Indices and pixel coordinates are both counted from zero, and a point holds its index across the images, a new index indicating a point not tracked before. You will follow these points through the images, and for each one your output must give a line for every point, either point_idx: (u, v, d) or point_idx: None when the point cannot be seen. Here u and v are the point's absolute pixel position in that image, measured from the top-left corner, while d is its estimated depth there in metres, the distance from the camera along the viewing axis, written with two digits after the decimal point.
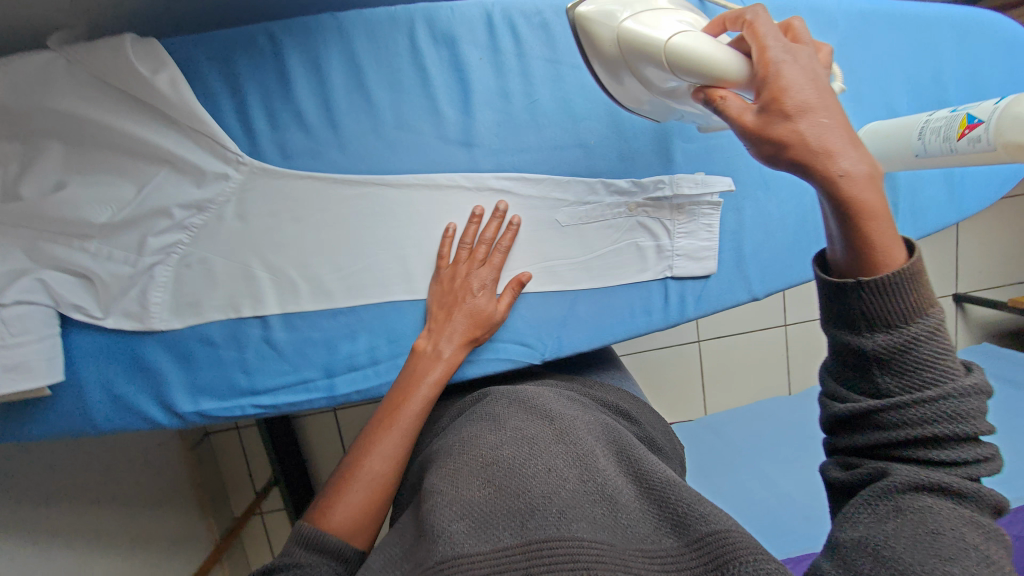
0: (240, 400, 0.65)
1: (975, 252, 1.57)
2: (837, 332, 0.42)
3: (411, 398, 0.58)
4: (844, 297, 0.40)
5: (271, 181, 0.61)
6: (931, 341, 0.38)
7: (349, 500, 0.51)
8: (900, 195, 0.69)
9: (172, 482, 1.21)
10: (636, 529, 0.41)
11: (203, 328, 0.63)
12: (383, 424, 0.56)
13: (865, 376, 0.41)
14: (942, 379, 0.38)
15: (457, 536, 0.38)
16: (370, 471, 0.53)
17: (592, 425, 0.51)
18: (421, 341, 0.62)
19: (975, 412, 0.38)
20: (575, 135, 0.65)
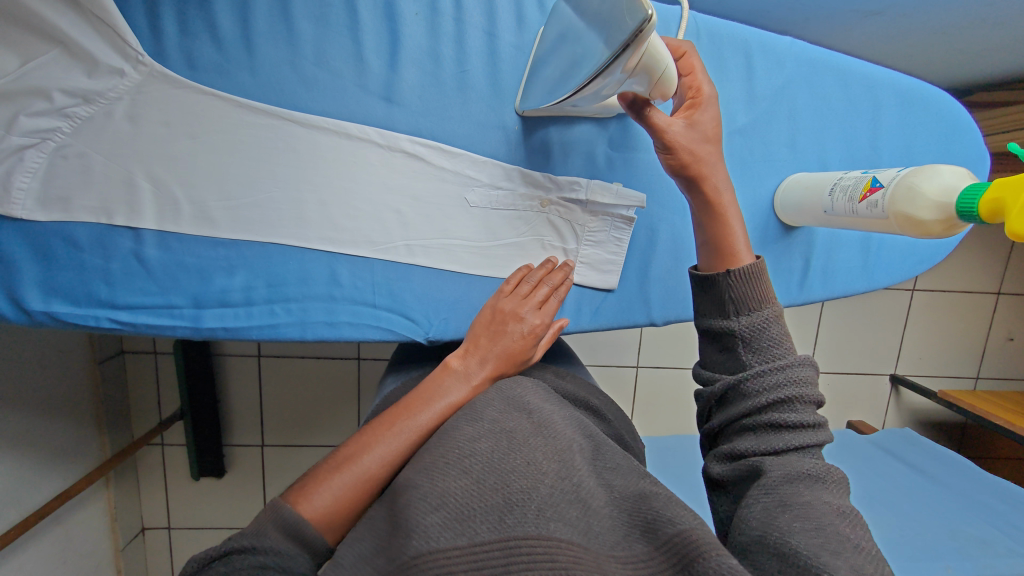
0: (96, 311, 0.62)
1: (919, 337, 1.58)
2: (712, 320, 0.52)
3: (427, 411, 0.54)
4: (718, 288, 0.51)
5: (171, 90, 0.58)
6: (777, 321, 0.50)
7: (331, 488, 0.47)
8: (814, 251, 0.69)
9: (73, 390, 1.15)
10: (606, 536, 0.41)
11: (69, 226, 0.60)
12: (390, 425, 0.52)
13: (732, 356, 0.51)
14: (787, 355, 0.49)
15: (431, 530, 0.37)
16: (366, 468, 0.49)
17: (567, 420, 0.52)
18: (454, 358, 0.59)
19: (809, 379, 0.48)
20: (500, 117, 0.63)
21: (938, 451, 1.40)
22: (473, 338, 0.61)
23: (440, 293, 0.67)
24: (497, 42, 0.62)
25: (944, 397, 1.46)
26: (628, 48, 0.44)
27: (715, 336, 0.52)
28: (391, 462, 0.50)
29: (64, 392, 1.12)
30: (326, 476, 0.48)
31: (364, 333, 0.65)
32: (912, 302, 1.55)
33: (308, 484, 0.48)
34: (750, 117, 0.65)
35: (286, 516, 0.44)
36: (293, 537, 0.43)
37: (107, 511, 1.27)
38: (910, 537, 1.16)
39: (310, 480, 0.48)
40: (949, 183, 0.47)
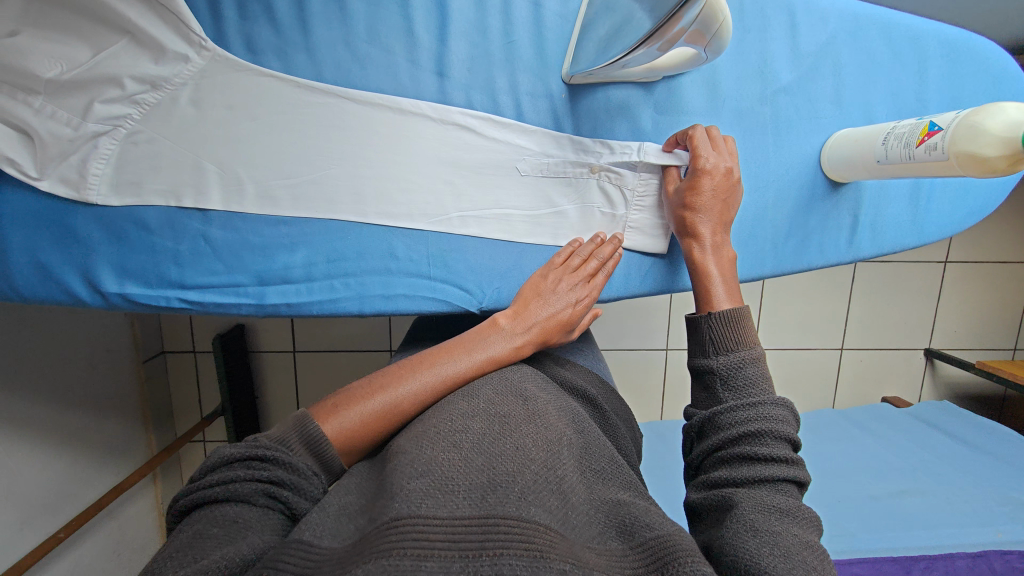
0: (167, 291, 0.64)
1: (955, 310, 1.56)
2: (696, 360, 0.57)
3: (464, 360, 0.57)
4: (698, 330, 0.58)
5: (232, 73, 0.60)
6: (752, 362, 0.54)
7: (360, 410, 0.52)
8: (863, 207, 0.70)
9: (121, 388, 1.19)
10: (583, 530, 0.41)
11: (140, 210, 0.62)
12: (425, 365, 0.56)
13: (713, 394, 0.55)
14: (761, 394, 0.52)
15: (413, 496, 0.38)
16: (397, 400, 0.53)
17: (561, 411, 0.53)
18: (502, 316, 0.61)
19: (783, 418, 0.50)
20: (547, 87, 0.65)
21: (977, 419, 1.39)
22: (517, 301, 0.63)
23: (492, 263, 0.68)
24: (542, 13, 0.63)
25: (982, 368, 1.44)
26: (686, 4, 0.45)
27: (699, 379, 0.57)
28: (421, 400, 0.54)
29: (111, 388, 1.15)
30: (360, 398, 0.53)
31: (420, 305, 0.67)
32: (946, 274, 1.53)
33: (343, 402, 0.53)
34: (794, 75, 0.66)
35: (310, 434, 0.48)
36: (312, 450, 0.48)
37: (156, 505, 1.31)
38: (956, 505, 1.15)
39: (345, 400, 0.53)
40: (1014, 119, 0.46)
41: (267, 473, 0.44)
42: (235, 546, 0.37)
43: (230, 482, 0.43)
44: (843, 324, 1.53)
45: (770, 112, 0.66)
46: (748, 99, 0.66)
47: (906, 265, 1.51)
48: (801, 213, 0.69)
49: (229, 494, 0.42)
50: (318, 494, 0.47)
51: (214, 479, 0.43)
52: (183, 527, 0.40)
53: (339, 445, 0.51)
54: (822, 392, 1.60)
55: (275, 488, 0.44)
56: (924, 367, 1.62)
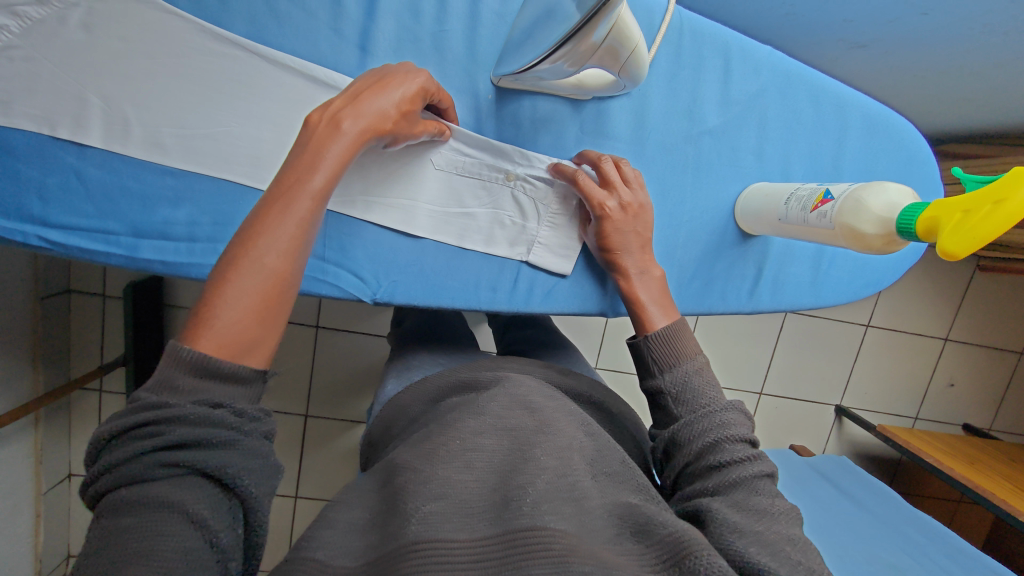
0: (26, 227, 0.58)
1: (868, 373, 1.63)
2: (646, 382, 0.56)
3: (313, 172, 0.47)
4: (639, 353, 0.57)
5: (132, 3, 0.55)
6: (697, 373, 0.54)
7: (234, 304, 0.40)
8: (767, 261, 0.71)
9: (12, 323, 1.09)
10: (599, 531, 0.40)
11: (5, 132, 0.56)
12: (268, 208, 0.44)
13: (665, 413, 0.54)
14: (711, 403, 0.52)
15: (431, 519, 0.37)
16: (263, 264, 0.42)
17: (569, 417, 0.51)
18: (315, 113, 0.49)
19: (735, 421, 0.51)
20: (471, 84, 0.63)
21: (869, 481, 1.44)
22: (347, 92, 0.51)
23: (392, 256, 0.65)
24: (479, 6, 0.61)
25: (881, 431, 1.51)
26: (598, 14, 0.43)
27: (651, 400, 0.56)
28: (289, 253, 0.43)
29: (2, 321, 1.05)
30: (220, 290, 0.40)
31: (310, 287, 0.62)
32: (864, 337, 1.59)
33: (203, 306, 0.40)
34: (720, 119, 0.66)
35: (191, 359, 0.38)
36: (208, 376, 0.38)
37: (34, 452, 1.20)
38: (838, 558, 1.18)
39: (203, 302, 0.40)
40: (893, 200, 0.48)
41: (152, 444, 0.36)
42: (136, 566, 0.32)
43: (119, 465, 0.36)
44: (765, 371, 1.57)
45: (692, 152, 0.66)
46: (673, 135, 0.66)
47: (828, 324, 1.56)
48: (709, 257, 0.69)
49: (124, 479, 0.35)
50: (248, 429, 0.39)
51: (106, 462, 0.36)
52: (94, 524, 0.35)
53: (234, 360, 0.40)
54: None
55: (170, 456, 0.36)
56: (832, 423, 1.68)
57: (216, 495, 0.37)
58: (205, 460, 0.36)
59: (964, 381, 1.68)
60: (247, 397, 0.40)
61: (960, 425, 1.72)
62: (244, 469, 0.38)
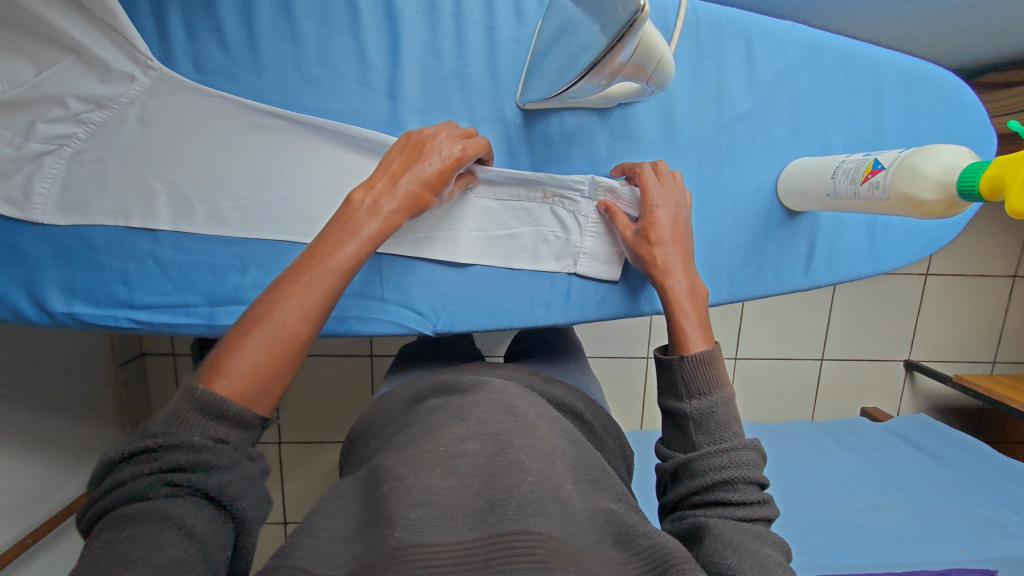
0: (116, 311, 0.64)
1: (935, 323, 1.56)
2: (666, 398, 0.52)
3: (337, 250, 0.48)
4: (670, 370, 0.53)
5: (180, 92, 0.59)
6: (727, 405, 0.50)
7: (247, 359, 0.41)
8: (819, 236, 0.70)
9: (97, 391, 1.17)
10: (582, 535, 0.41)
11: (86, 229, 0.62)
12: (297, 274, 0.46)
13: (685, 436, 0.51)
14: (733, 439, 0.49)
15: (413, 525, 0.38)
16: (280, 324, 0.43)
17: (553, 423, 0.51)
18: (357, 192, 0.52)
19: (754, 462, 0.48)
20: (498, 111, 0.64)
21: (955, 436, 1.38)
22: (385, 173, 0.54)
23: (447, 287, 0.67)
24: (496, 36, 0.62)
25: (958, 381, 1.44)
26: (623, 38, 0.44)
27: (669, 416, 0.53)
28: (311, 318, 0.45)
29: (85, 390, 1.13)
30: (237, 341, 0.42)
31: (376, 327, 0.65)
32: (926, 287, 1.53)
33: (221, 358, 0.42)
34: (750, 103, 0.66)
35: (200, 398, 0.39)
36: (213, 419, 0.40)
37: None
38: (924, 519, 1.14)
39: (223, 351, 0.42)
40: (949, 162, 0.47)
41: (160, 465, 0.37)
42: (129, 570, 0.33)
43: (125, 485, 0.37)
44: (823, 336, 1.53)
45: (726, 140, 0.66)
46: (704, 127, 0.66)
47: (885, 279, 1.51)
48: (758, 240, 0.69)
49: (127, 498, 0.37)
50: (246, 458, 0.41)
51: (110, 482, 0.38)
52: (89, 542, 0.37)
53: (244, 405, 0.41)
54: (801, 404, 1.60)
55: (175, 475, 0.38)
56: (903, 379, 1.62)
57: (208, 513, 0.38)
58: (204, 479, 0.38)
59: None
60: (246, 439, 0.42)
61: None
62: (240, 492, 0.40)
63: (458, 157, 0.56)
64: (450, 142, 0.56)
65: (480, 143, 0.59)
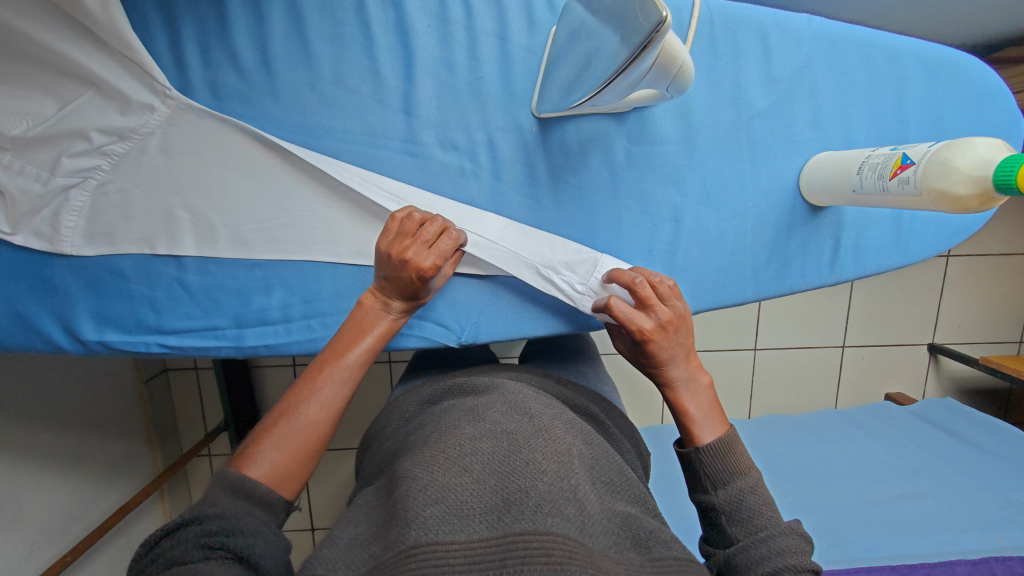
0: (146, 337, 0.65)
1: (959, 304, 1.53)
2: (696, 497, 0.52)
3: (352, 348, 0.53)
4: (691, 465, 0.53)
5: (199, 120, 0.60)
6: (754, 490, 0.50)
7: (275, 450, 0.45)
8: (844, 231, 0.69)
9: (124, 409, 1.18)
10: (600, 537, 0.40)
11: (115, 259, 0.63)
12: (319, 370, 0.50)
13: (722, 532, 0.50)
14: (769, 525, 0.47)
15: (430, 522, 0.37)
16: (305, 416, 0.48)
17: (568, 424, 0.51)
18: (366, 297, 0.57)
19: (799, 547, 0.46)
20: (513, 120, 0.64)
21: (984, 420, 1.36)
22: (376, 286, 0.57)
23: (469, 299, 0.67)
24: (508, 45, 0.62)
25: (986, 363, 1.41)
26: (645, 49, 0.43)
27: (704, 514, 0.52)
28: (331, 407, 0.49)
29: (113, 410, 1.15)
30: (264, 433, 0.46)
31: (402, 342, 0.66)
32: (948, 269, 1.50)
33: (249, 446, 0.46)
34: (768, 100, 0.65)
35: (235, 481, 0.43)
36: (247, 497, 0.42)
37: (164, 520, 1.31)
38: (956, 507, 1.12)
39: (252, 439, 0.46)
40: (984, 156, 0.47)
41: (197, 531, 0.40)
42: None
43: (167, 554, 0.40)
44: (844, 323, 1.51)
45: (746, 138, 0.66)
46: (722, 127, 0.65)
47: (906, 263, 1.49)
48: (782, 239, 0.68)
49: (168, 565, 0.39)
50: (272, 531, 0.42)
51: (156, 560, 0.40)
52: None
53: (273, 488, 0.44)
54: (824, 392, 1.58)
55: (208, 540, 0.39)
56: (928, 363, 1.60)
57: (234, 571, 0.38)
58: (234, 541, 0.39)
59: None
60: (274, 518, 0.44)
61: None
62: (265, 555, 0.40)
63: (426, 275, 0.55)
64: (416, 259, 0.54)
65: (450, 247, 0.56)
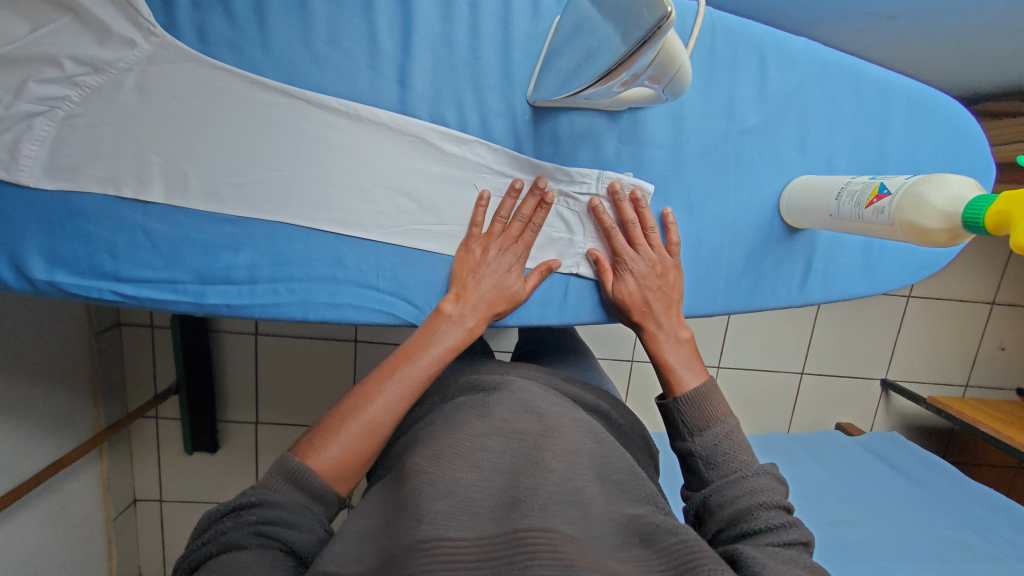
0: (101, 283, 0.62)
1: (914, 343, 1.59)
2: (675, 442, 0.57)
3: (423, 356, 0.57)
4: (669, 415, 0.58)
5: (181, 62, 0.57)
6: (729, 436, 0.54)
7: (341, 441, 0.49)
8: (817, 255, 0.70)
9: (71, 361, 1.13)
10: (604, 537, 0.44)
11: (75, 196, 0.60)
12: (389, 374, 0.55)
13: (699, 476, 0.54)
14: (743, 468, 0.51)
15: (438, 518, 0.41)
16: (372, 417, 0.51)
17: (576, 421, 0.57)
18: (447, 304, 0.61)
19: (771, 487, 0.49)
20: (507, 105, 0.63)
21: (925, 456, 1.41)
22: (452, 294, 0.63)
23: (444, 279, 0.67)
24: (511, 29, 0.61)
25: (933, 402, 1.47)
26: (646, 43, 0.43)
27: (683, 461, 0.56)
28: (395, 411, 0.53)
29: (59, 360, 1.10)
30: (335, 429, 0.50)
31: (366, 315, 0.66)
32: (907, 309, 1.55)
33: (317, 440, 0.49)
34: (759, 117, 0.66)
35: (293, 468, 0.46)
36: (298, 486, 0.46)
37: (100, 481, 1.27)
38: (891, 537, 1.16)
39: (319, 434, 0.50)
40: (956, 193, 0.48)
41: (255, 516, 0.43)
42: None
43: (222, 534, 0.43)
44: (805, 351, 1.55)
45: (733, 152, 0.66)
46: (712, 137, 0.66)
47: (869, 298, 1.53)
48: (757, 255, 0.69)
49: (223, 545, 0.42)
50: (320, 526, 0.46)
51: (206, 535, 0.43)
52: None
53: (330, 481, 0.48)
54: (778, 415, 1.62)
55: (265, 526, 0.43)
56: (879, 397, 1.65)
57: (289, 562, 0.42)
58: (289, 532, 0.43)
59: (1015, 345, 1.63)
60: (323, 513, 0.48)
61: (1013, 389, 1.67)
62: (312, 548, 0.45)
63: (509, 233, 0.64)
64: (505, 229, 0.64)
65: (533, 240, 0.65)
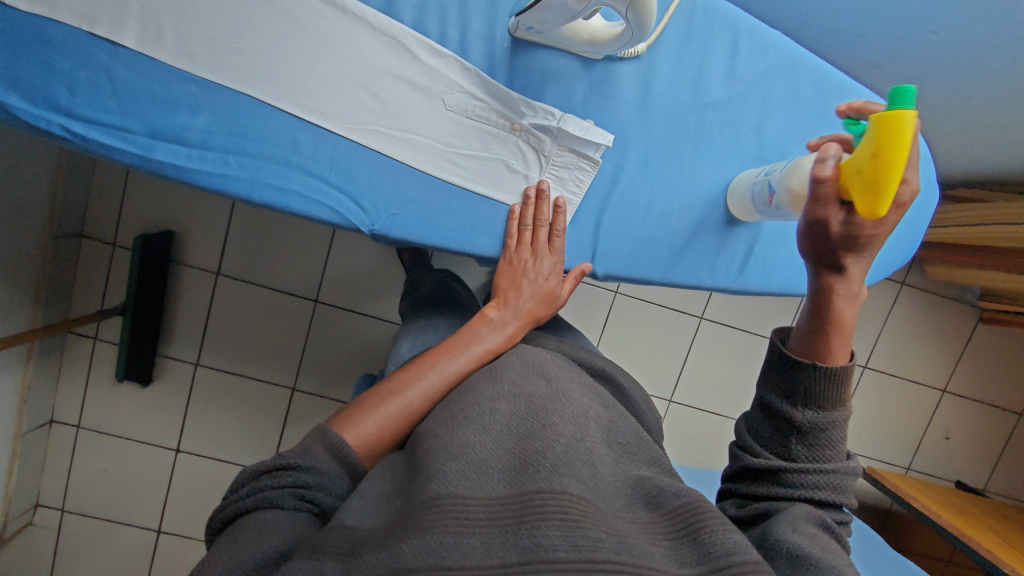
0: (53, 116, 0.60)
1: (867, 415, 1.59)
2: (780, 399, 0.55)
3: (465, 355, 0.62)
4: (797, 374, 0.54)
5: None
6: (839, 425, 0.54)
7: (375, 417, 0.54)
8: (761, 240, 0.77)
9: (22, 255, 1.09)
10: (612, 497, 0.47)
11: (47, 24, 0.58)
12: (428, 364, 0.60)
13: (786, 441, 0.55)
14: (833, 457, 0.54)
15: (449, 477, 0.43)
16: (409, 402, 0.56)
17: (585, 390, 0.60)
18: (491, 309, 0.68)
19: (844, 481, 0.54)
20: (488, 32, 0.65)
21: None
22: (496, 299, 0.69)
23: (392, 186, 0.68)
24: None
25: (873, 473, 1.48)
26: None
27: (773, 412, 0.56)
28: (432, 400, 0.57)
29: (13, 248, 1.05)
30: (374, 407, 0.55)
31: (309, 208, 0.66)
32: (861, 379, 1.56)
33: (356, 415, 0.54)
34: (724, 94, 0.70)
35: (332, 440, 0.50)
36: (336, 458, 0.50)
37: (19, 388, 1.18)
38: None
39: (357, 409, 0.55)
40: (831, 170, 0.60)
41: (294, 480, 0.46)
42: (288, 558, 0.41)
43: (263, 490, 0.46)
44: None
45: (695, 123, 0.71)
46: (678, 105, 0.70)
47: None
48: (703, 230, 0.74)
49: (265, 502, 0.45)
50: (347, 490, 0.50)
51: (246, 490, 0.47)
52: (220, 539, 0.44)
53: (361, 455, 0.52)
54: None
55: (303, 491, 0.46)
56: None
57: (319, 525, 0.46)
58: (323, 498, 0.47)
59: (959, 436, 1.63)
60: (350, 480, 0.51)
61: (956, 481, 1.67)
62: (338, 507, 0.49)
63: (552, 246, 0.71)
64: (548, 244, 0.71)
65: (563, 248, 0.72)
